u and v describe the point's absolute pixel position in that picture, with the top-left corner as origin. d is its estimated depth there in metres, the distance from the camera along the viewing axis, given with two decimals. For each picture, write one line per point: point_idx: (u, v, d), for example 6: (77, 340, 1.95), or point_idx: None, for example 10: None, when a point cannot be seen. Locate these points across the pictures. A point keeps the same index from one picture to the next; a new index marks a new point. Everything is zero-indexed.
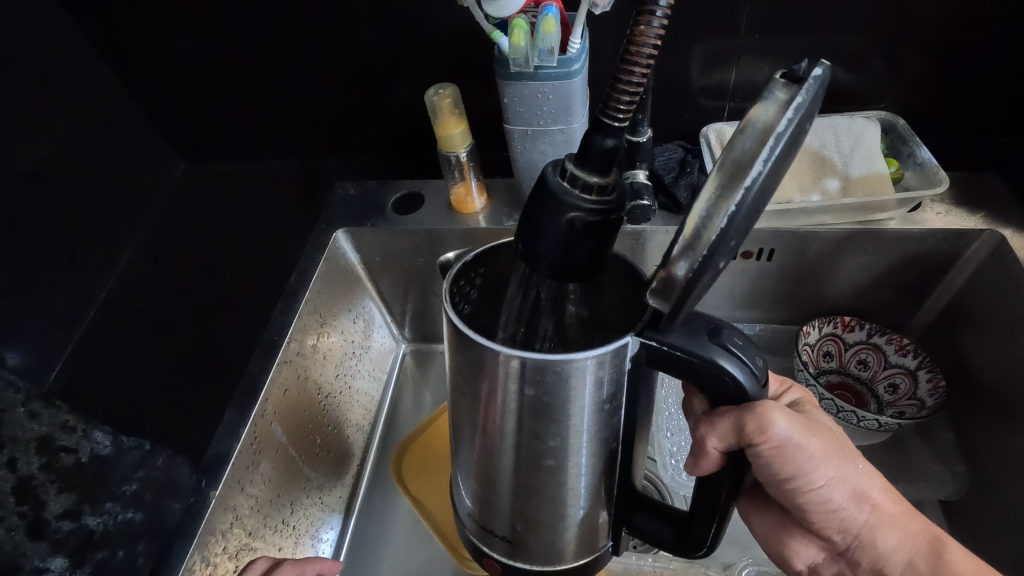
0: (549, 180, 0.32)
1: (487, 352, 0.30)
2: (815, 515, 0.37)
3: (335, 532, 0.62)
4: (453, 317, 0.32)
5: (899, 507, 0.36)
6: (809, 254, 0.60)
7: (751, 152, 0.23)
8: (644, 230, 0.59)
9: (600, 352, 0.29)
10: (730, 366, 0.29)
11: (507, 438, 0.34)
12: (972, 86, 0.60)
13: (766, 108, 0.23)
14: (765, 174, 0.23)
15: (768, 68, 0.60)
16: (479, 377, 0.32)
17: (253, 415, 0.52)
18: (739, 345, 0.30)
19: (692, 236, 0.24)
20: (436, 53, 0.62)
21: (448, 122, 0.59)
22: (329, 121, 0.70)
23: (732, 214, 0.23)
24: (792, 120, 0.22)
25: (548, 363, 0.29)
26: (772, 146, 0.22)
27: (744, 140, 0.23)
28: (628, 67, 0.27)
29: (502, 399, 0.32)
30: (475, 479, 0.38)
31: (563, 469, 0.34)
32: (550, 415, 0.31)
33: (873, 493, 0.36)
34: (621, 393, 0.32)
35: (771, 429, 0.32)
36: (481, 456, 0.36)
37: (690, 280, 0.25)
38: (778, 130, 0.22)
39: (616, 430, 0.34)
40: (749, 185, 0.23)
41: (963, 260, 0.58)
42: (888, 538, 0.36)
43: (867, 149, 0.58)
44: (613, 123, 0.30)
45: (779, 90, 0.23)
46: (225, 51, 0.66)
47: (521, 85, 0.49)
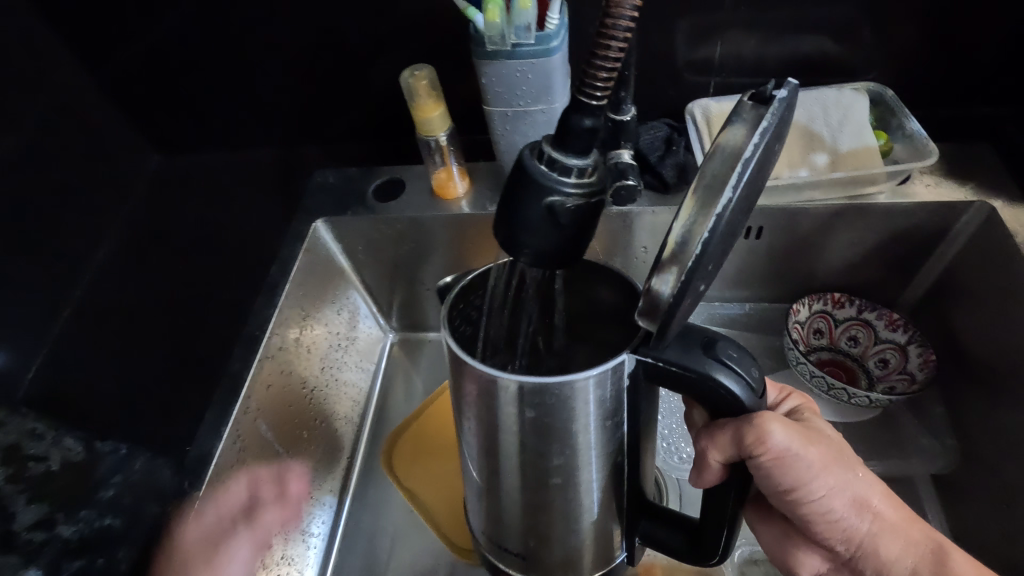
0: (527, 165, 0.30)
1: (483, 377, 0.29)
2: (817, 526, 0.36)
3: (326, 527, 0.61)
4: (451, 341, 0.31)
5: (899, 514, 0.36)
6: (799, 231, 0.59)
7: (719, 178, 0.23)
8: (631, 212, 0.58)
9: (601, 371, 0.28)
10: (727, 381, 0.29)
11: (511, 456, 0.33)
12: (962, 55, 0.58)
13: (734, 132, 0.23)
14: (735, 201, 0.23)
15: (755, 41, 0.59)
16: (470, 382, 0.31)
17: (234, 413, 0.51)
18: (735, 357, 0.29)
19: (669, 262, 0.24)
20: (411, 34, 0.60)
21: (426, 105, 0.57)
22: (305, 107, 0.68)
23: (707, 239, 0.23)
24: (759, 145, 0.23)
25: (546, 386, 0.28)
26: (739, 172, 0.23)
27: (714, 164, 0.23)
28: (604, 41, 0.26)
29: (503, 421, 0.31)
30: (482, 492, 0.38)
31: (572, 485, 0.33)
32: (553, 435, 0.31)
33: (873, 500, 0.35)
34: (622, 408, 0.31)
35: (770, 441, 0.31)
36: (485, 472, 0.35)
37: (673, 302, 0.25)
38: (745, 156, 0.23)
39: (620, 445, 0.33)
40: (720, 211, 0.23)
41: (953, 233, 0.58)
42: (891, 545, 0.36)
43: (856, 122, 0.57)
44: (591, 102, 0.28)
45: (746, 113, 0.23)
46: (193, 36, 0.64)
47: (498, 65, 0.48)
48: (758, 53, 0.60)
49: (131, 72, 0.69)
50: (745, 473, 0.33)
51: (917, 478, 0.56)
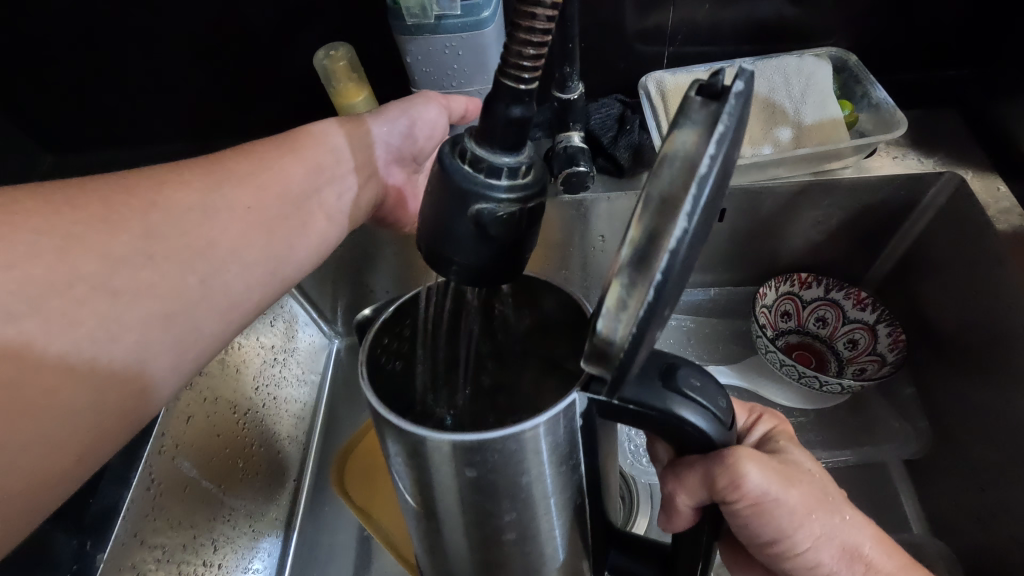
0: (448, 166, 0.25)
1: (411, 434, 0.24)
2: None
3: (270, 562, 0.55)
4: (371, 395, 0.26)
5: (897, 563, 0.31)
6: (763, 212, 0.55)
7: (670, 202, 0.18)
8: (585, 200, 0.53)
9: (550, 417, 0.23)
10: (692, 416, 0.24)
11: (453, 515, 0.27)
12: (924, 15, 0.55)
13: (684, 137, 0.17)
14: (691, 231, 0.18)
15: (709, 6, 0.54)
16: (398, 437, 0.25)
17: (147, 455, 0.44)
18: (699, 386, 0.24)
19: (619, 303, 0.19)
20: (328, 7, 0.53)
21: (349, 89, 0.50)
22: (215, 94, 0.60)
23: (660, 282, 0.18)
24: (716, 156, 0.17)
25: (485, 443, 0.23)
26: (694, 196, 0.17)
27: (661, 183, 0.18)
28: (527, 9, 0.20)
29: (439, 479, 0.26)
30: (427, 546, 0.32)
31: (528, 538, 0.28)
32: (501, 492, 0.25)
33: (865, 549, 0.31)
34: (578, 448, 0.26)
35: (743, 485, 0.27)
36: (426, 528, 0.30)
37: (632, 348, 0.20)
38: (701, 172, 0.17)
39: (579, 487, 0.28)
40: (674, 246, 0.18)
41: (919, 209, 0.55)
42: None
43: (819, 92, 0.53)
44: (517, 85, 0.23)
45: (697, 114, 0.17)
46: (73, 17, 0.55)
47: (423, 41, 0.41)
48: (713, 19, 0.55)
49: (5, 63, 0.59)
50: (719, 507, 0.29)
51: (889, 462, 0.54)
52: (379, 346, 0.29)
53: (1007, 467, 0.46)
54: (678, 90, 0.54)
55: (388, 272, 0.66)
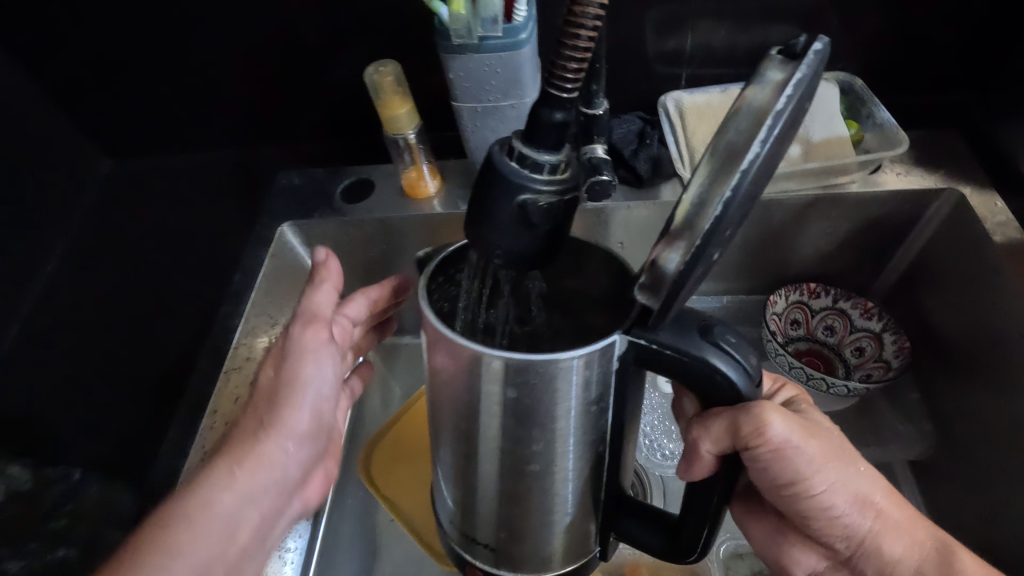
0: (496, 161, 0.29)
1: (467, 352, 0.28)
2: (818, 523, 0.36)
3: (302, 540, 0.58)
4: (430, 315, 0.29)
5: (903, 513, 0.36)
6: (774, 222, 0.59)
7: (742, 137, 0.21)
8: (606, 207, 0.57)
9: (587, 352, 0.27)
10: (723, 366, 0.27)
11: (488, 442, 0.31)
12: (927, 42, 0.59)
13: (761, 89, 0.21)
14: (763, 156, 0.21)
15: (725, 31, 0.58)
16: (449, 359, 0.29)
17: (200, 429, 0.48)
18: (732, 341, 0.28)
19: (683, 225, 0.22)
20: (373, 27, 0.58)
21: (392, 101, 0.56)
22: (266, 105, 0.65)
23: (727, 201, 0.21)
24: (791, 98, 0.20)
25: (530, 364, 0.26)
26: (770, 126, 0.20)
27: (738, 121, 0.21)
28: (573, 30, 0.25)
29: (483, 400, 0.29)
30: (454, 480, 0.36)
31: (549, 474, 0.32)
32: (534, 419, 0.29)
33: (876, 497, 0.36)
34: (609, 394, 0.30)
35: (768, 434, 0.32)
36: (459, 459, 0.34)
37: (683, 272, 0.23)
38: (776, 108, 0.20)
39: (603, 433, 0.32)
40: (745, 169, 0.21)
41: (923, 221, 0.58)
42: (894, 544, 0.36)
43: (827, 111, 0.56)
44: (561, 94, 0.27)
45: (776, 68, 0.21)
46: (144, 34, 0.61)
47: (465, 59, 0.46)
48: (728, 42, 0.59)
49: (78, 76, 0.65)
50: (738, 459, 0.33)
51: (895, 463, 0.56)
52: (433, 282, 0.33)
53: (1004, 468, 0.49)
54: (695, 108, 0.58)
55: None
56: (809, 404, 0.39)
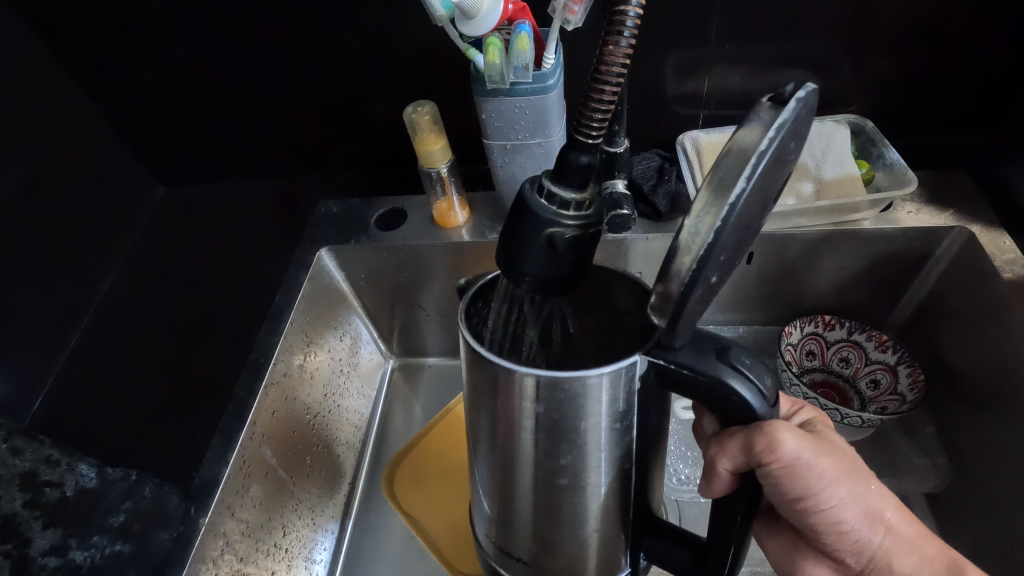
0: (528, 199, 0.32)
1: (501, 368, 0.31)
2: (828, 537, 0.38)
3: (329, 553, 0.61)
4: (469, 337, 0.32)
5: (914, 530, 0.38)
6: (788, 256, 0.61)
7: (730, 173, 0.23)
8: (625, 239, 0.59)
9: (613, 369, 0.29)
10: (739, 386, 0.30)
11: (521, 455, 0.34)
12: (937, 87, 0.61)
13: (751, 129, 0.23)
14: (749, 191, 0.23)
15: (741, 75, 0.62)
16: (484, 374, 0.32)
17: (241, 439, 0.51)
18: (747, 363, 0.30)
19: (679, 252, 0.25)
20: (411, 69, 0.62)
21: (428, 138, 0.60)
22: (309, 140, 0.71)
23: (718, 230, 0.23)
24: (774, 139, 0.23)
25: (559, 380, 0.29)
26: (754, 164, 0.23)
27: (727, 159, 0.23)
28: (599, 86, 0.28)
29: (516, 415, 0.32)
30: (491, 494, 0.38)
31: (578, 487, 0.34)
32: (563, 433, 0.32)
33: (887, 513, 0.37)
34: (633, 411, 0.32)
35: (783, 452, 0.33)
36: (496, 472, 0.37)
37: (683, 293, 0.25)
38: (760, 149, 0.22)
39: (629, 450, 0.34)
40: (733, 201, 0.23)
41: (934, 257, 0.60)
42: (905, 561, 0.37)
43: (838, 152, 0.59)
44: (587, 140, 0.30)
45: (762, 113, 0.23)
46: (203, 74, 0.66)
47: (498, 101, 0.50)
48: (743, 87, 0.63)
49: (142, 109, 0.71)
50: (754, 477, 0.34)
51: (911, 496, 0.57)
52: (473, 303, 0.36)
53: (1015, 501, 0.49)
54: (711, 147, 0.61)
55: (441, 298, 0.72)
56: (825, 425, 0.40)
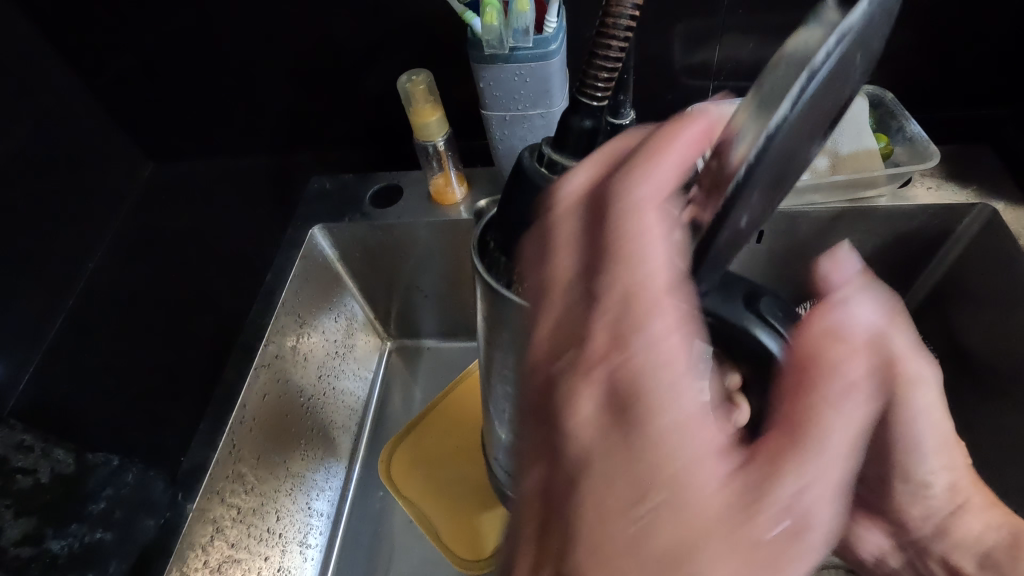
0: (527, 166, 0.30)
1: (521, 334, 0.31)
2: (904, 499, 0.44)
3: (324, 537, 0.60)
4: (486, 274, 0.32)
5: (984, 497, 0.43)
6: (800, 235, 0.58)
7: (785, 80, 0.19)
8: None
9: None
10: (767, 339, 0.30)
11: None
12: (961, 57, 0.58)
13: (809, 34, 0.19)
14: (794, 116, 0.19)
15: (753, 44, 0.59)
16: (508, 334, 0.32)
17: (230, 423, 0.50)
18: (775, 315, 0.31)
19: (710, 191, 0.21)
20: (405, 38, 0.59)
21: (423, 110, 0.57)
22: (300, 113, 0.68)
23: (749, 170, 0.20)
24: (834, 47, 0.19)
25: None
26: (807, 79, 0.19)
27: (777, 74, 0.20)
28: (606, 40, 0.26)
29: None
30: (513, 440, 0.40)
31: None
32: None
33: (965, 484, 0.43)
34: None
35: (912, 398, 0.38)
36: (517, 426, 0.38)
37: (711, 230, 0.22)
38: (816, 57, 0.19)
39: None
40: (775, 128, 0.19)
41: (954, 236, 0.57)
42: (970, 524, 0.43)
43: (855, 124, 0.56)
44: (592, 102, 0.28)
45: (829, 13, 0.19)
46: (187, 44, 0.63)
47: (496, 69, 0.47)
48: (757, 56, 0.59)
49: (124, 81, 0.68)
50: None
51: None
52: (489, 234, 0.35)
53: None
54: None
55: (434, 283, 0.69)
56: None
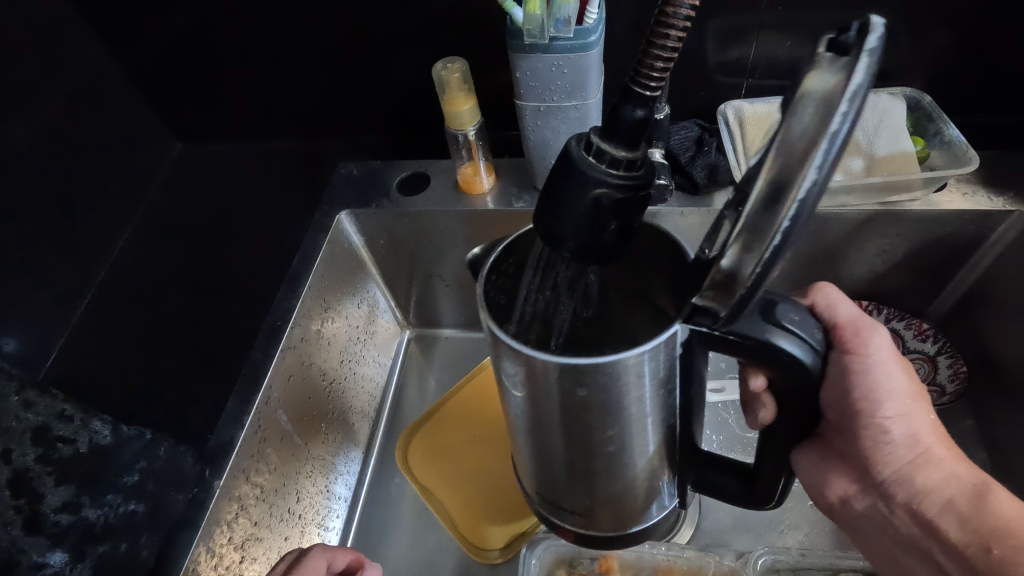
0: (574, 155, 0.29)
1: (525, 357, 0.29)
2: (863, 443, 0.39)
3: (342, 521, 0.60)
4: (491, 322, 0.30)
5: (949, 451, 0.38)
6: (829, 238, 0.58)
7: (804, 146, 0.20)
8: (660, 212, 0.57)
9: (652, 347, 0.28)
10: (788, 345, 0.28)
11: (556, 428, 0.33)
12: (1002, 61, 0.57)
13: (821, 83, 0.21)
14: (819, 182, 0.21)
15: (790, 43, 0.58)
16: (512, 359, 0.30)
17: (256, 404, 0.50)
18: (792, 319, 0.29)
19: (740, 245, 0.22)
20: (439, 25, 0.59)
21: (456, 98, 0.57)
22: (330, 98, 0.68)
23: (785, 229, 0.21)
24: (853, 97, 0.20)
25: (597, 365, 0.28)
26: (826, 148, 0.20)
27: (804, 110, 0.21)
28: (662, 30, 0.26)
29: (548, 390, 0.30)
30: (530, 455, 0.38)
31: (625, 452, 0.34)
32: (604, 410, 0.31)
33: (926, 437, 0.38)
34: (675, 376, 0.31)
35: (869, 344, 0.37)
36: (535, 443, 0.36)
37: (754, 280, 0.23)
38: (847, 94, 0.20)
39: (673, 409, 0.33)
40: (803, 195, 0.21)
41: (988, 243, 0.56)
42: (929, 476, 0.38)
43: (892, 127, 0.56)
44: (643, 93, 0.28)
45: (835, 64, 0.21)
46: (220, 25, 0.64)
47: (534, 59, 0.47)
48: (793, 55, 0.59)
49: (156, 61, 0.69)
50: (805, 417, 0.32)
51: None
52: (489, 282, 0.33)
53: None
54: (755, 118, 0.58)
55: (452, 275, 0.69)
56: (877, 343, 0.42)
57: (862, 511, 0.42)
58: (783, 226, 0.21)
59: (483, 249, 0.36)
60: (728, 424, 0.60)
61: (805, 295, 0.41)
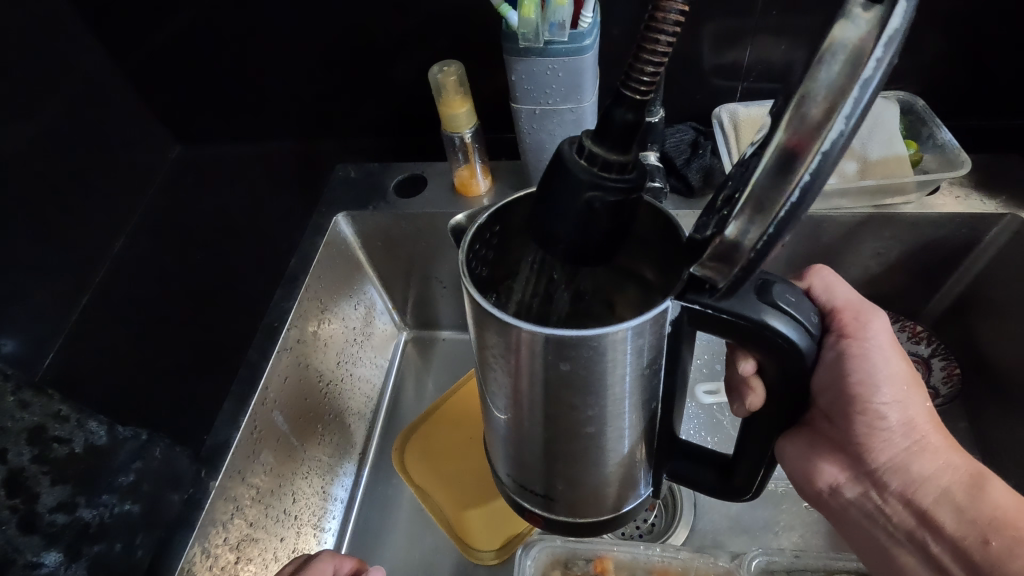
0: (567, 159, 0.30)
1: (509, 328, 0.29)
2: (858, 430, 0.39)
3: (337, 522, 0.60)
4: (475, 290, 0.30)
5: (943, 440, 0.38)
6: (823, 240, 0.58)
7: (828, 100, 0.20)
8: None
9: (639, 323, 0.27)
10: (781, 326, 0.28)
11: (536, 408, 0.33)
12: (996, 65, 0.58)
13: (851, 31, 0.20)
14: (844, 136, 0.20)
15: (785, 46, 0.58)
16: (496, 334, 0.30)
17: (253, 405, 0.51)
18: (787, 300, 0.29)
19: (753, 205, 0.23)
20: (436, 28, 0.60)
21: (452, 101, 0.58)
22: (328, 100, 0.68)
23: (805, 185, 0.21)
24: (884, 49, 0.19)
25: (583, 338, 0.27)
26: (854, 101, 0.20)
27: (831, 63, 0.20)
28: (653, 35, 0.26)
29: (528, 368, 0.30)
30: (508, 438, 0.37)
31: (602, 435, 0.33)
32: (586, 387, 0.30)
33: (922, 424, 0.38)
34: (661, 356, 0.31)
35: (868, 328, 0.38)
36: (512, 420, 0.35)
37: (758, 248, 0.24)
38: (875, 48, 0.19)
39: (656, 393, 0.33)
40: (826, 149, 0.21)
41: (981, 247, 0.57)
42: (924, 463, 0.38)
43: (886, 130, 0.56)
44: (634, 97, 0.28)
45: (868, 10, 0.20)
46: (219, 28, 0.64)
47: (530, 62, 0.47)
48: (788, 58, 0.59)
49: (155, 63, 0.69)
50: (790, 408, 0.33)
51: None
52: (472, 253, 0.32)
53: None
54: (749, 121, 0.59)
55: (448, 277, 0.69)
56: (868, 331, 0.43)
57: (851, 499, 0.41)
58: (804, 180, 0.21)
59: (467, 218, 0.38)
60: (721, 425, 0.60)
61: (800, 279, 0.43)
